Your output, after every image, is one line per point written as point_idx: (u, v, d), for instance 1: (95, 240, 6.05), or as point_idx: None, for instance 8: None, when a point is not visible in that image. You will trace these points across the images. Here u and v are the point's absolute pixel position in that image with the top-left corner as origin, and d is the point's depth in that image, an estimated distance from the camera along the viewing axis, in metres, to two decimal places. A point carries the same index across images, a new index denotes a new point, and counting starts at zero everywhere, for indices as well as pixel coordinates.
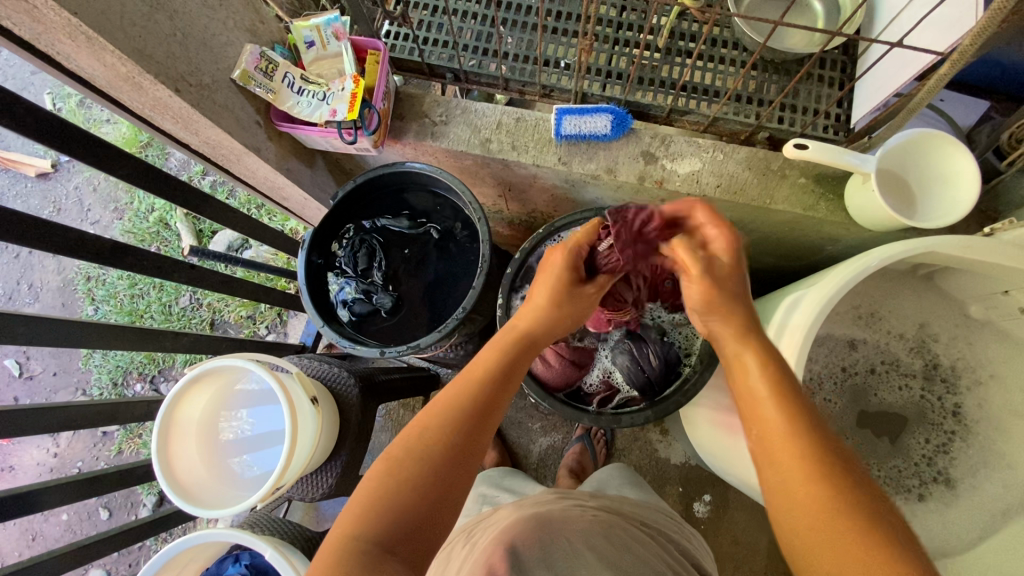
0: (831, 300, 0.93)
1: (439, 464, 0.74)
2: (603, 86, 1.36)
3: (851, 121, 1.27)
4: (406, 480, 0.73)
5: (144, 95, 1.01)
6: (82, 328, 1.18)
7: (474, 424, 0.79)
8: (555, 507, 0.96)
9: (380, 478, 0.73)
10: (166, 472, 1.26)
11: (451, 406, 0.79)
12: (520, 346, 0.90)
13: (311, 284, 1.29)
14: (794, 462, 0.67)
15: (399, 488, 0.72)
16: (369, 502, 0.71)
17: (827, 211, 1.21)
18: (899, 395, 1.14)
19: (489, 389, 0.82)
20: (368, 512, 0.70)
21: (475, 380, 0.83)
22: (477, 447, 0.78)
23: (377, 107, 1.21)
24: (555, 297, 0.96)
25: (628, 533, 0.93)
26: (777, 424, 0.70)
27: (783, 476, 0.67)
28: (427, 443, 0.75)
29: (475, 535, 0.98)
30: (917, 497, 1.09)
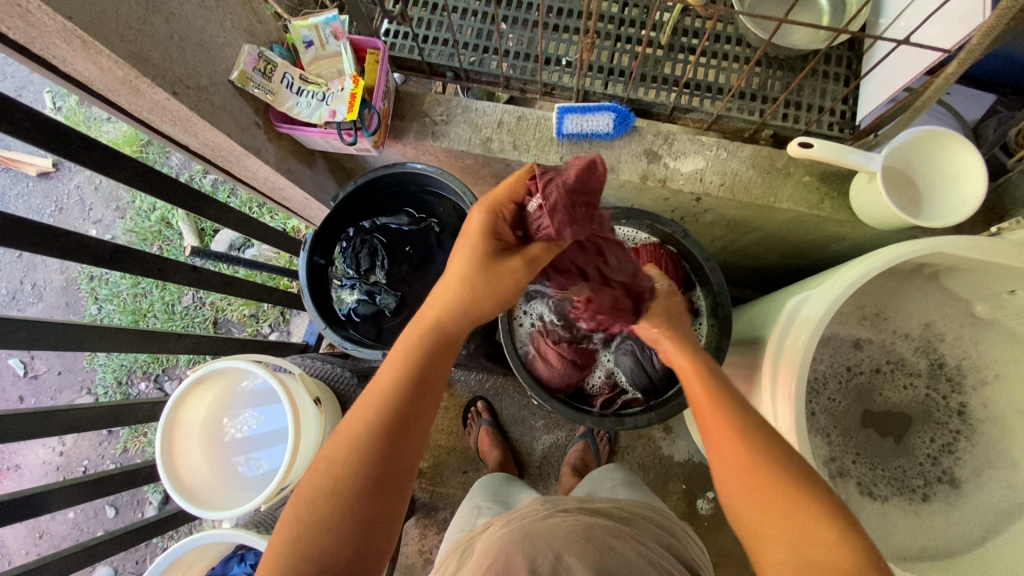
0: (838, 299, 0.92)
1: (348, 495, 0.75)
2: (605, 84, 1.34)
3: (856, 118, 1.26)
4: (315, 519, 0.74)
5: (142, 98, 1.00)
6: (84, 332, 1.18)
7: (376, 451, 0.78)
8: (539, 519, 0.96)
9: (292, 518, 0.75)
10: (171, 474, 1.26)
11: (353, 434, 0.78)
12: (427, 354, 0.85)
13: (313, 286, 1.28)
14: (728, 443, 0.77)
15: (308, 528, 0.73)
16: (286, 539, 0.73)
17: (831, 209, 1.20)
18: (904, 394, 1.13)
19: (389, 411, 0.80)
20: (285, 550, 0.72)
21: (376, 402, 0.80)
22: (386, 470, 0.78)
23: (377, 108, 1.20)
24: (468, 272, 0.86)
25: (613, 532, 0.94)
26: (710, 413, 0.81)
27: (721, 458, 0.77)
28: (340, 478, 0.76)
29: (467, 556, 1.00)
30: (922, 497, 1.07)
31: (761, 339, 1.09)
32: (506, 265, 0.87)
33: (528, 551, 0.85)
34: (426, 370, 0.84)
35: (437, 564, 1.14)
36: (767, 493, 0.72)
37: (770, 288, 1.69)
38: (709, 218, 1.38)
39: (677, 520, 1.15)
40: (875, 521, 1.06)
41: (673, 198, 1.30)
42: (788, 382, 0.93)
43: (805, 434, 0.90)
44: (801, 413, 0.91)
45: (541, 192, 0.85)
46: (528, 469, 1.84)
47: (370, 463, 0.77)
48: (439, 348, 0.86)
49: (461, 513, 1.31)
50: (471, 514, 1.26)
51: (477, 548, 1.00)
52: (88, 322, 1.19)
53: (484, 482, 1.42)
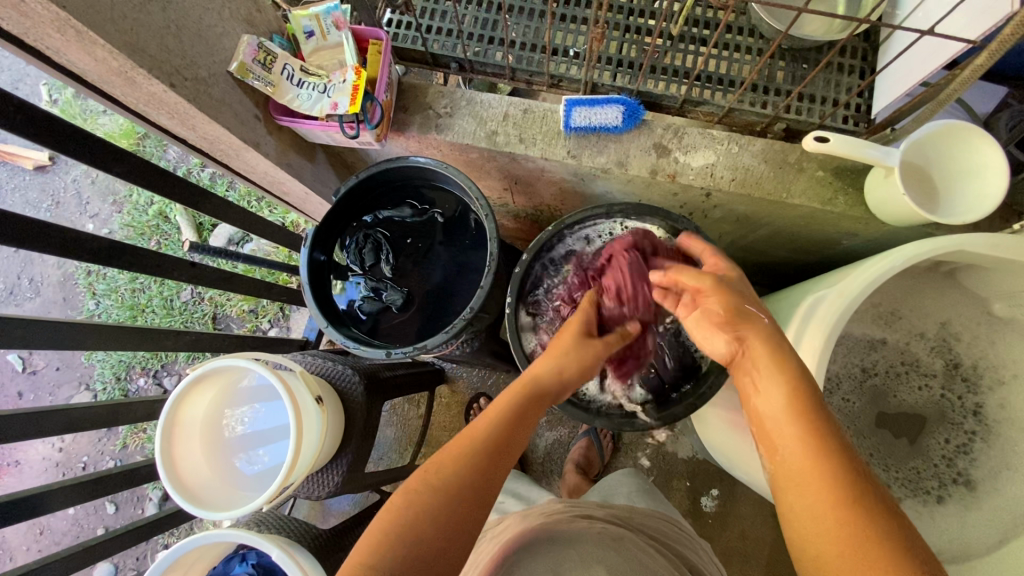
0: (855, 301, 0.90)
1: (452, 505, 0.77)
2: (614, 75, 1.31)
3: (871, 112, 1.23)
4: (422, 513, 0.75)
5: (138, 90, 0.97)
6: (83, 331, 1.16)
7: (484, 468, 0.81)
8: (563, 520, 0.96)
9: (387, 521, 0.75)
10: (170, 473, 1.24)
11: (463, 449, 0.83)
12: (528, 398, 0.92)
13: (314, 283, 1.25)
14: (812, 486, 0.72)
15: (404, 531, 0.74)
16: (379, 542, 0.73)
17: (845, 205, 1.17)
18: (918, 395, 1.11)
19: (499, 434, 0.85)
20: (379, 552, 0.71)
21: (488, 426, 0.86)
22: (484, 489, 0.80)
23: (379, 100, 1.17)
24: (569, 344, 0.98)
25: (640, 546, 0.94)
26: (794, 449, 0.75)
27: (800, 499, 0.72)
28: (449, 479, 0.79)
29: (483, 546, 1.02)
30: (937, 499, 1.05)
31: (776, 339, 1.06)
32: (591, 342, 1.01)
33: (554, 556, 0.87)
34: (530, 407, 0.91)
35: None
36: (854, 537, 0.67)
37: (777, 284, 1.67)
38: (718, 214, 1.35)
39: (692, 533, 1.13)
40: None
41: (683, 193, 1.27)
42: None
43: None
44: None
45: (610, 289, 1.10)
46: (532, 466, 1.83)
47: (477, 478, 0.80)
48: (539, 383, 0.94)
49: None
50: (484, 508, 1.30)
51: (495, 538, 1.01)
52: (87, 320, 1.16)
53: None
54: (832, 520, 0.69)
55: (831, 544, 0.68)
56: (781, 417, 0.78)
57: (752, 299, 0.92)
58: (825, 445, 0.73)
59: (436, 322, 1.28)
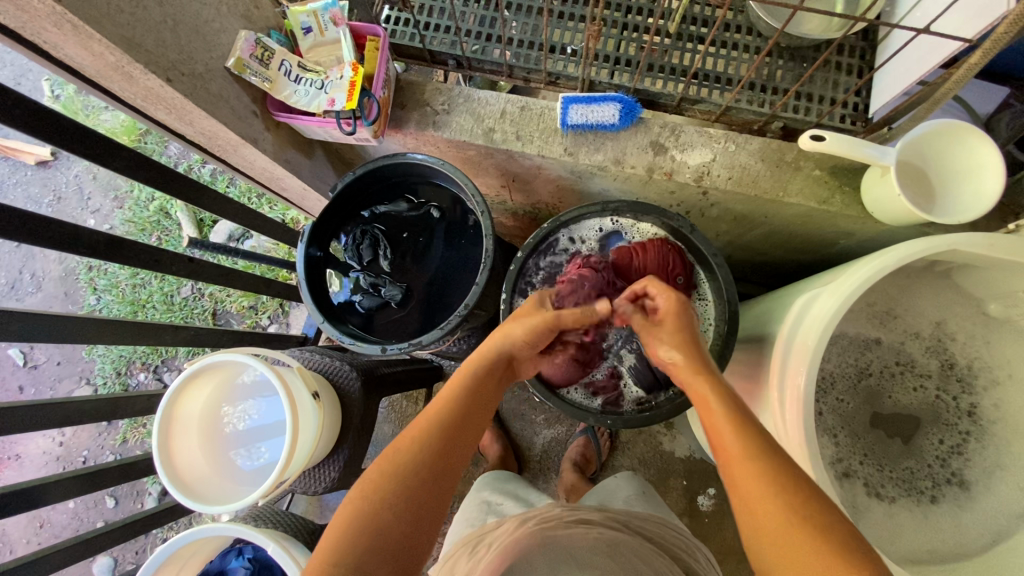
0: (849, 299, 0.89)
1: (408, 492, 0.79)
2: (611, 73, 1.31)
3: (869, 111, 1.22)
4: (380, 502, 0.78)
5: (135, 85, 0.97)
6: (81, 325, 1.16)
7: (439, 453, 0.84)
8: (561, 529, 0.96)
9: (348, 516, 0.77)
10: (166, 466, 1.25)
11: (418, 437, 0.84)
12: (477, 382, 0.93)
13: (311, 278, 1.26)
14: (760, 489, 0.72)
15: (367, 523, 0.76)
16: (341, 539, 0.74)
17: (842, 204, 1.17)
18: (914, 396, 1.10)
19: (452, 418, 0.87)
20: (343, 548, 0.74)
21: (437, 413, 0.87)
22: (441, 474, 0.83)
23: (376, 96, 1.17)
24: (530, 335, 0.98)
25: (636, 552, 0.94)
26: (739, 455, 0.75)
27: (750, 505, 0.72)
28: (406, 467, 0.81)
29: (479, 551, 1.00)
30: (931, 499, 1.05)
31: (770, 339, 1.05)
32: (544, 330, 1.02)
33: None
34: (483, 389, 0.93)
35: (443, 557, 1.12)
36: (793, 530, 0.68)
37: (775, 283, 1.66)
38: (715, 212, 1.35)
39: (689, 535, 1.12)
40: (882, 524, 1.04)
41: (680, 191, 1.27)
42: (799, 376, 0.91)
43: (814, 442, 0.88)
44: (808, 416, 0.88)
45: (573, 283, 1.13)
46: (529, 464, 1.83)
47: (432, 463, 0.82)
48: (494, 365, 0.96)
49: (468, 508, 1.29)
50: (480, 509, 1.24)
51: (493, 543, 1.00)
52: (85, 314, 1.17)
53: (488, 477, 1.39)
54: (785, 519, 0.69)
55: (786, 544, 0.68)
56: (726, 422, 0.79)
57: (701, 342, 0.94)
58: (765, 448, 0.74)
59: (435, 316, 1.28)
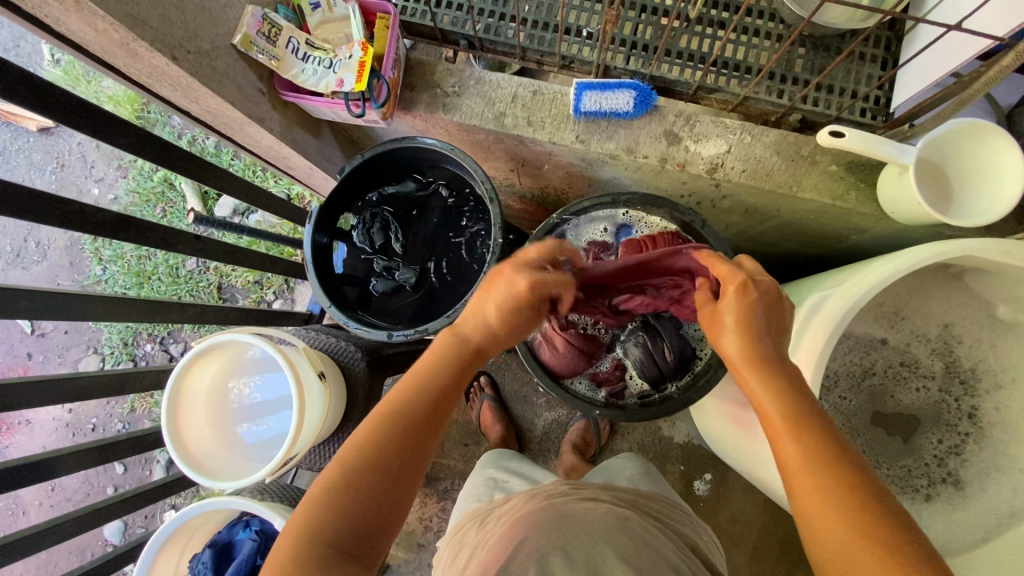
0: (858, 303, 0.89)
1: (379, 478, 0.78)
2: (627, 58, 1.27)
3: (891, 105, 1.18)
4: (353, 482, 0.77)
5: (141, 62, 0.95)
6: (89, 302, 1.16)
7: (412, 431, 0.81)
8: (570, 501, 0.97)
9: (323, 493, 0.76)
10: (174, 439, 1.28)
11: (394, 419, 0.81)
12: (460, 361, 0.88)
13: (319, 262, 1.25)
14: (824, 506, 0.67)
15: (340, 499, 0.76)
16: (315, 517, 0.74)
17: (857, 201, 1.16)
18: (916, 397, 1.11)
19: (427, 402, 0.84)
20: (315, 527, 0.74)
21: (419, 390, 0.84)
22: (414, 457, 0.81)
23: (386, 78, 1.14)
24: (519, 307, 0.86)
25: (644, 526, 0.94)
26: (798, 465, 0.70)
27: (805, 512, 0.69)
28: (380, 449, 0.79)
29: (488, 525, 1.03)
30: (925, 497, 1.07)
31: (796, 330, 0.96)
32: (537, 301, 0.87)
33: (563, 539, 0.84)
34: (467, 364, 0.88)
35: (449, 533, 1.16)
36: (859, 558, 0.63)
37: (782, 275, 1.66)
38: (726, 204, 1.33)
39: (692, 514, 1.14)
40: None
41: (692, 182, 1.25)
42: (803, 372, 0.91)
43: None
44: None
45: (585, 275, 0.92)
46: (529, 444, 1.87)
47: (407, 446, 0.80)
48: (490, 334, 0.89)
49: (474, 484, 1.29)
50: (487, 486, 1.24)
51: (501, 517, 1.02)
52: (92, 292, 1.17)
53: (493, 455, 1.40)
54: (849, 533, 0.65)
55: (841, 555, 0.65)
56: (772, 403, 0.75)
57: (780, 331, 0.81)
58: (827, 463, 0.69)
59: (447, 300, 1.26)
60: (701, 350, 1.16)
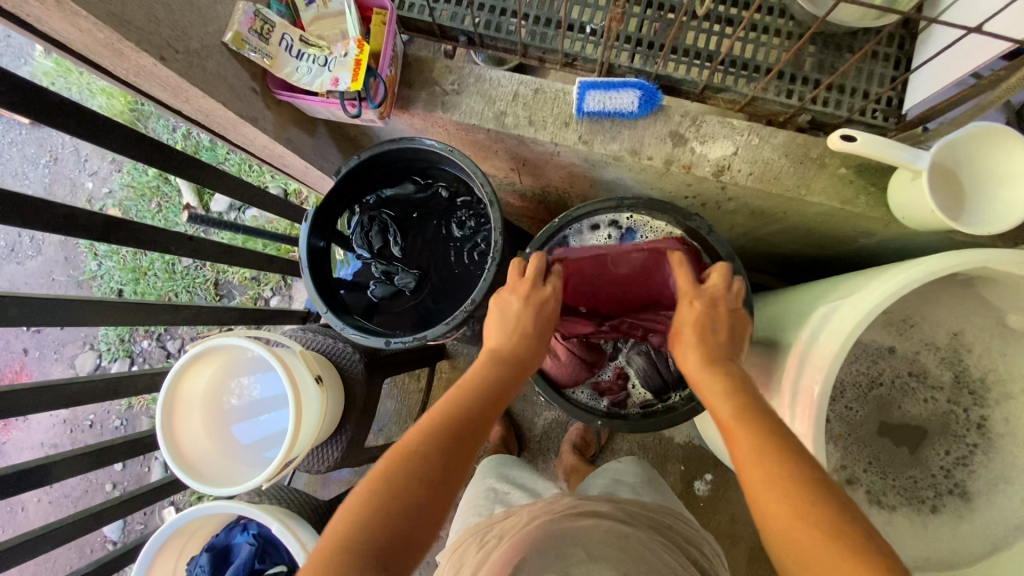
0: (873, 311, 0.86)
1: (424, 484, 0.78)
2: (632, 56, 1.23)
3: (904, 107, 1.15)
4: (399, 484, 0.77)
5: (127, 62, 0.91)
6: (80, 307, 1.13)
7: (455, 438, 0.83)
8: (569, 519, 0.95)
9: (370, 496, 0.76)
10: (170, 444, 1.27)
11: (438, 427, 0.84)
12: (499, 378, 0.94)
13: (316, 266, 1.22)
14: (769, 485, 0.69)
15: (384, 503, 0.75)
16: (360, 520, 0.74)
17: (866, 205, 1.13)
18: (923, 407, 1.08)
19: (469, 414, 0.87)
20: (359, 529, 0.73)
21: (463, 403, 0.88)
22: (457, 465, 0.82)
23: (382, 76, 1.10)
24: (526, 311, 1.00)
25: (646, 543, 0.92)
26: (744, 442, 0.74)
27: (754, 494, 0.70)
28: (427, 454, 0.80)
29: (489, 544, 1.00)
30: (931, 509, 1.05)
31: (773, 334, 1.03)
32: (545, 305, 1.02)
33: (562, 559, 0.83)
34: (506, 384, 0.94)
35: (449, 548, 1.14)
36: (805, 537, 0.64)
37: (786, 275, 1.63)
38: (731, 206, 1.30)
39: (696, 526, 1.12)
40: (881, 531, 1.05)
41: (697, 184, 1.22)
42: (814, 385, 0.88)
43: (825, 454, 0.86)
44: (820, 425, 0.86)
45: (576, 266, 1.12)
46: (529, 444, 1.85)
47: (450, 451, 0.82)
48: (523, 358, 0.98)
49: (474, 494, 1.28)
50: (488, 497, 1.23)
51: (502, 534, 1.00)
52: (84, 297, 1.14)
53: (490, 463, 1.39)
54: (804, 524, 0.65)
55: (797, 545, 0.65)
56: (728, 402, 0.81)
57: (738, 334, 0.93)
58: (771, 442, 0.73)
59: (447, 305, 1.24)
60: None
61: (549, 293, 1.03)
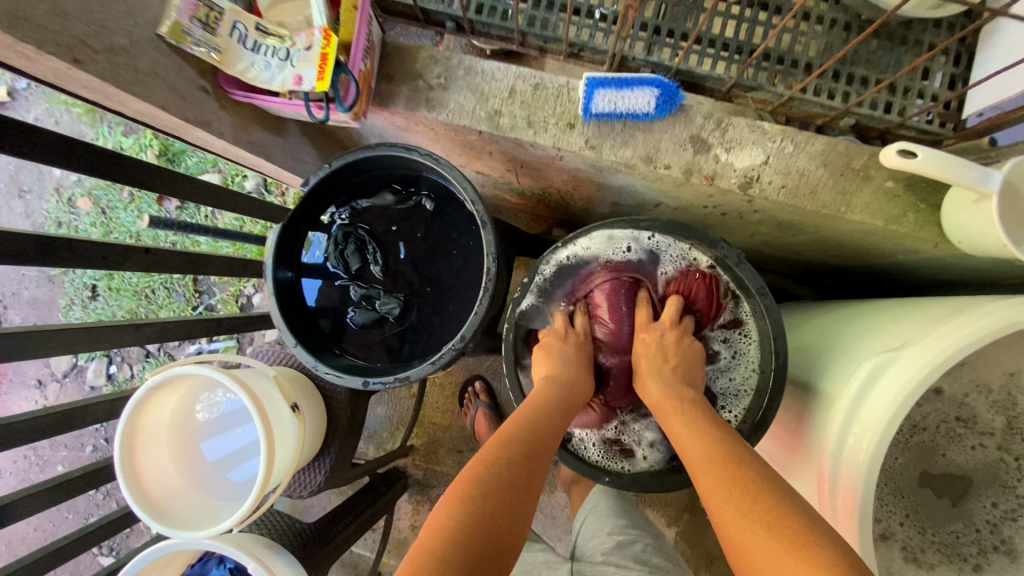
0: (927, 382, 0.73)
1: (516, 480, 0.79)
2: (649, 47, 1.06)
3: (965, 112, 1.01)
4: (491, 481, 0.78)
5: (36, 65, 0.74)
6: (30, 342, 0.99)
7: (535, 444, 0.86)
8: None
9: (464, 489, 0.77)
10: (132, 484, 1.13)
11: (517, 433, 0.87)
12: (567, 391, 0.97)
13: (286, 299, 1.07)
14: (724, 502, 0.75)
15: (478, 498, 0.75)
16: (455, 514, 0.73)
17: (914, 224, 0.98)
18: (969, 455, 0.97)
19: (542, 422, 0.90)
20: (456, 521, 0.72)
21: (537, 413, 0.91)
22: (536, 472, 0.83)
23: (354, 73, 0.94)
24: (560, 356, 1.03)
25: None
26: (698, 461, 0.82)
27: (718, 514, 0.75)
28: (513, 455, 0.83)
29: None
30: (973, 567, 0.93)
31: (778, 373, 0.98)
32: (571, 350, 1.04)
33: None
34: (573, 403, 0.96)
35: None
36: (758, 547, 0.68)
37: (808, 283, 1.49)
38: (757, 218, 1.15)
39: None
40: None
41: (720, 196, 1.07)
42: (852, 480, 0.77)
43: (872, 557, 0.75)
44: (870, 487, 0.75)
45: (598, 315, 1.12)
46: None
47: (533, 453, 0.84)
48: (581, 384, 1.00)
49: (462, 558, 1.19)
50: None
51: None
52: (33, 329, 0.99)
53: None
54: (774, 545, 0.67)
55: (770, 568, 0.66)
56: (693, 440, 0.85)
57: (694, 366, 0.99)
58: (728, 454, 0.81)
59: (436, 336, 1.11)
60: (729, 409, 1.05)
61: (575, 337, 1.07)
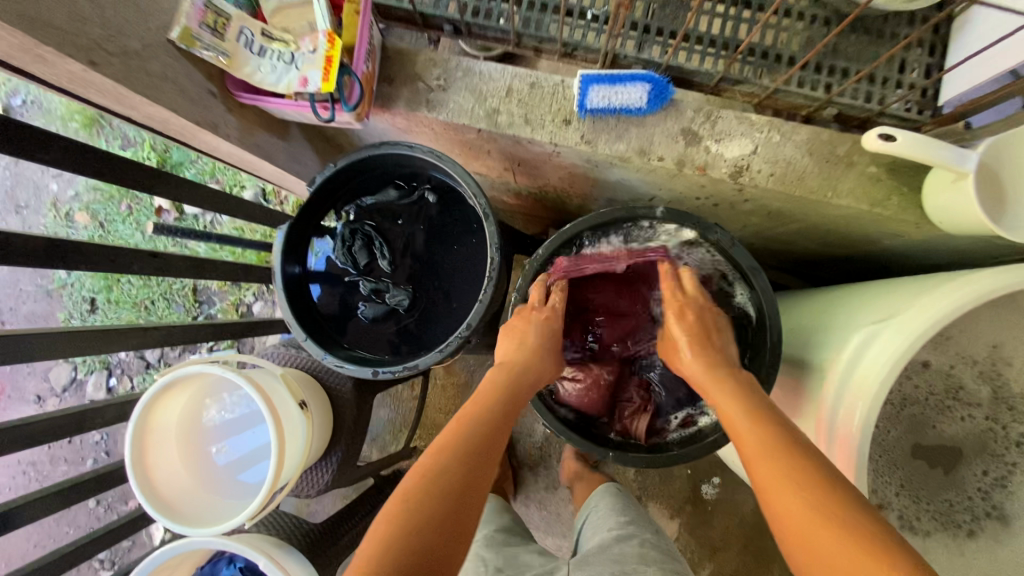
0: (909, 354, 0.77)
1: (467, 472, 0.78)
2: (639, 45, 1.11)
3: (940, 98, 1.07)
4: (440, 473, 0.77)
5: (53, 68, 0.77)
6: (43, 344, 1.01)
7: (485, 435, 0.85)
8: None
9: (413, 486, 0.75)
10: (143, 481, 1.14)
11: (467, 425, 0.86)
12: (516, 380, 0.96)
13: (296, 297, 1.11)
14: (784, 490, 0.69)
15: (426, 493, 0.74)
16: (405, 510, 0.72)
17: (897, 207, 1.03)
18: (960, 426, 1.00)
19: (491, 413, 0.89)
20: (404, 518, 0.71)
21: (485, 403, 0.90)
22: (486, 466, 0.82)
23: (358, 74, 0.97)
24: (530, 333, 1.02)
25: None
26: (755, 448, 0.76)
27: (773, 504, 0.70)
28: (464, 448, 0.81)
29: None
30: (968, 534, 0.97)
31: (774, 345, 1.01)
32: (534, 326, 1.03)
33: None
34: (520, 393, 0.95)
35: None
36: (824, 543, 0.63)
37: (799, 271, 1.52)
38: (747, 207, 1.19)
39: None
40: None
41: (712, 185, 1.11)
42: (847, 442, 0.80)
43: None
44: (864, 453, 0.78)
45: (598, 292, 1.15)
46: (529, 450, 1.73)
47: (484, 445, 0.83)
48: (535, 374, 0.99)
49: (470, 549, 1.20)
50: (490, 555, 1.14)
51: None
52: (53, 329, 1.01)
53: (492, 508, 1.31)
54: (842, 547, 0.62)
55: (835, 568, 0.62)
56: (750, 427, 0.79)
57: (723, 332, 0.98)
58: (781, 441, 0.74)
59: (443, 327, 1.13)
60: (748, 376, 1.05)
61: (550, 310, 1.05)
